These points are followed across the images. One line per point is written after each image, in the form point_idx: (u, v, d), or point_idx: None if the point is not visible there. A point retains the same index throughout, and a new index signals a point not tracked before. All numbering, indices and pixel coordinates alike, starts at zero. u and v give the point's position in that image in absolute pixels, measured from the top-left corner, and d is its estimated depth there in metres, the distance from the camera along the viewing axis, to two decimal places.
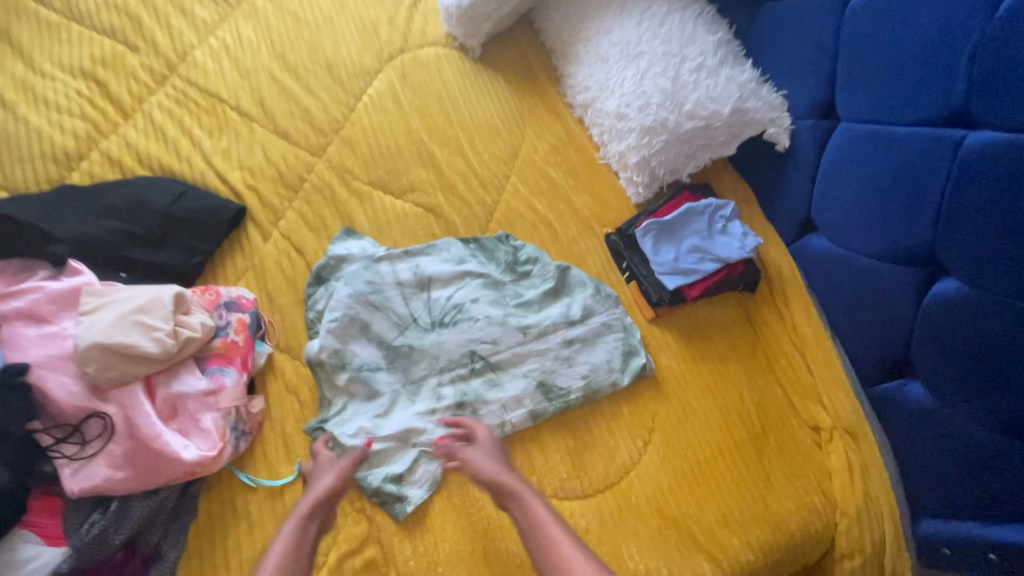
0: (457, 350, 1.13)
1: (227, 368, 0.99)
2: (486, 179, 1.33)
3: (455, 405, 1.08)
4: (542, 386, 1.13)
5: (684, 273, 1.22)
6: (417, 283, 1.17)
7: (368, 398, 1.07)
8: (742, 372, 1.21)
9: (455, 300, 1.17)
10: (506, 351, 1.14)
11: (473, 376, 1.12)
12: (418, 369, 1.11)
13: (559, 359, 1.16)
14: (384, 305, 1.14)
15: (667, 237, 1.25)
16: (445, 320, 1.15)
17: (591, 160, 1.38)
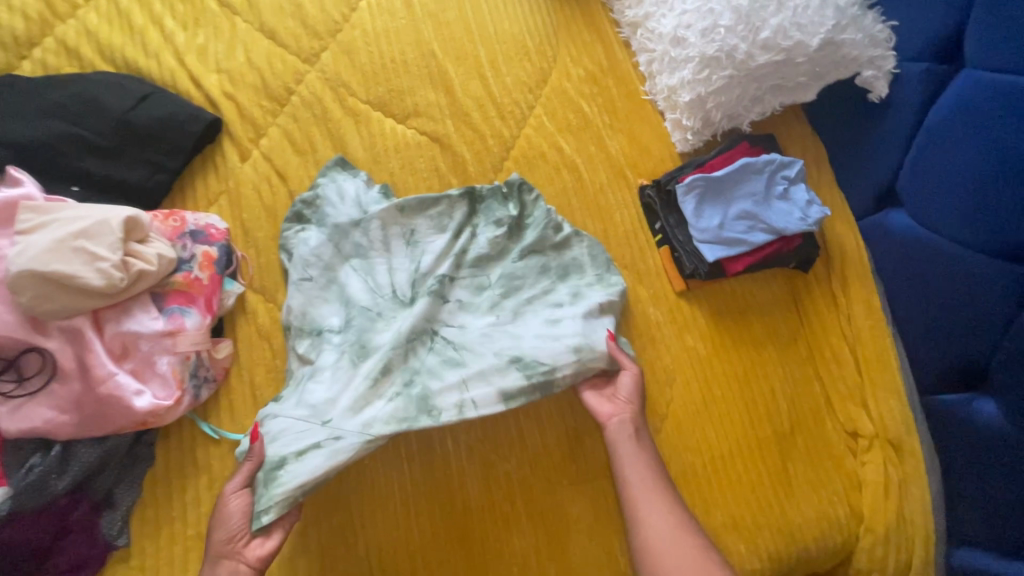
0: (430, 320, 0.92)
1: (189, 308, 0.87)
2: (505, 108, 1.12)
3: (402, 382, 0.86)
4: (519, 361, 0.89)
5: (728, 244, 1.03)
6: (406, 238, 0.99)
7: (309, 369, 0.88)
8: (779, 362, 1.04)
9: (437, 264, 0.97)
10: (479, 330, 0.93)
11: (436, 352, 0.90)
12: (375, 338, 0.90)
13: (544, 336, 0.92)
14: (363, 263, 0.97)
15: (714, 198, 1.05)
16: (422, 291, 0.95)
17: (633, 94, 1.15)
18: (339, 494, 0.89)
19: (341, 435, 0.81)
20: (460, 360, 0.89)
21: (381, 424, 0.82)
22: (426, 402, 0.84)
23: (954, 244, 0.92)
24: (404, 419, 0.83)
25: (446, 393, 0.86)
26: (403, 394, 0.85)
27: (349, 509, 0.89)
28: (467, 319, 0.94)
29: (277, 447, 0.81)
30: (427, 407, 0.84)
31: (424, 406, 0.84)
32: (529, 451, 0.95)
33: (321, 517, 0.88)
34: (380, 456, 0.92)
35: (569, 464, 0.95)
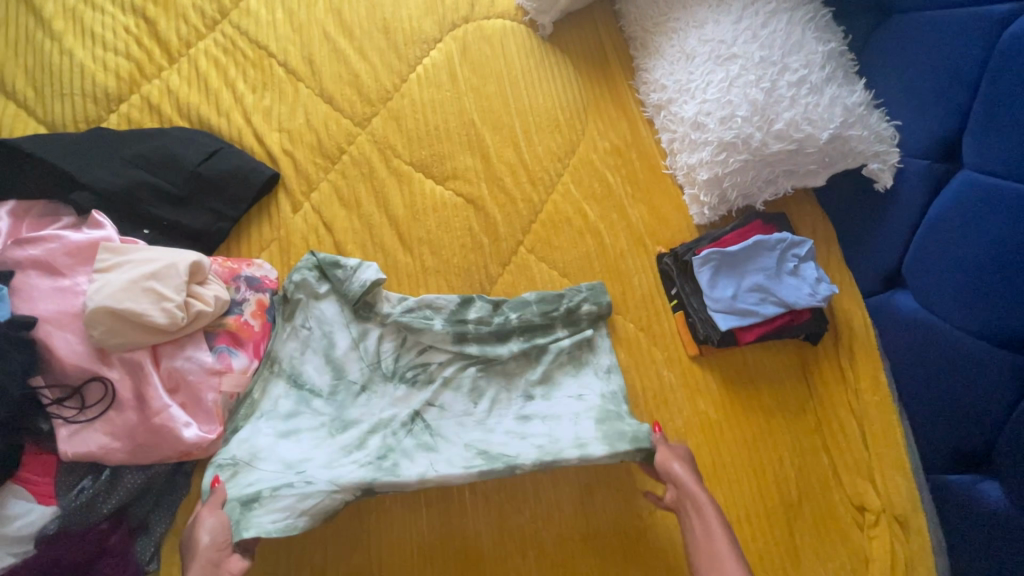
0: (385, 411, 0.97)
1: (238, 350, 0.95)
2: (536, 175, 1.22)
3: (376, 456, 0.91)
4: (485, 454, 0.92)
5: (741, 313, 1.08)
6: (352, 453, 0.92)
7: (295, 406, 0.96)
8: (787, 432, 1.08)
9: (392, 412, 0.98)
10: (453, 418, 0.99)
11: (410, 434, 0.95)
12: (350, 362, 1.00)
13: (512, 432, 0.97)
14: (325, 345, 1.01)
15: (727, 270, 1.11)
16: (379, 427, 0.96)
17: (655, 169, 1.24)
18: (358, 534, 0.93)
19: (359, 291, 1.02)
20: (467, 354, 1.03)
21: (386, 308, 1.03)
22: (433, 305, 1.05)
23: (976, 338, 0.94)
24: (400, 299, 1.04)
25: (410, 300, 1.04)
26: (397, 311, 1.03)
27: (368, 548, 0.92)
28: (412, 461, 0.91)
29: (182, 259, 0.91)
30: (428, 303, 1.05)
31: (392, 471, 0.88)
32: (544, 504, 0.98)
33: (342, 556, 0.92)
34: (400, 499, 0.95)
35: (583, 519, 0.98)
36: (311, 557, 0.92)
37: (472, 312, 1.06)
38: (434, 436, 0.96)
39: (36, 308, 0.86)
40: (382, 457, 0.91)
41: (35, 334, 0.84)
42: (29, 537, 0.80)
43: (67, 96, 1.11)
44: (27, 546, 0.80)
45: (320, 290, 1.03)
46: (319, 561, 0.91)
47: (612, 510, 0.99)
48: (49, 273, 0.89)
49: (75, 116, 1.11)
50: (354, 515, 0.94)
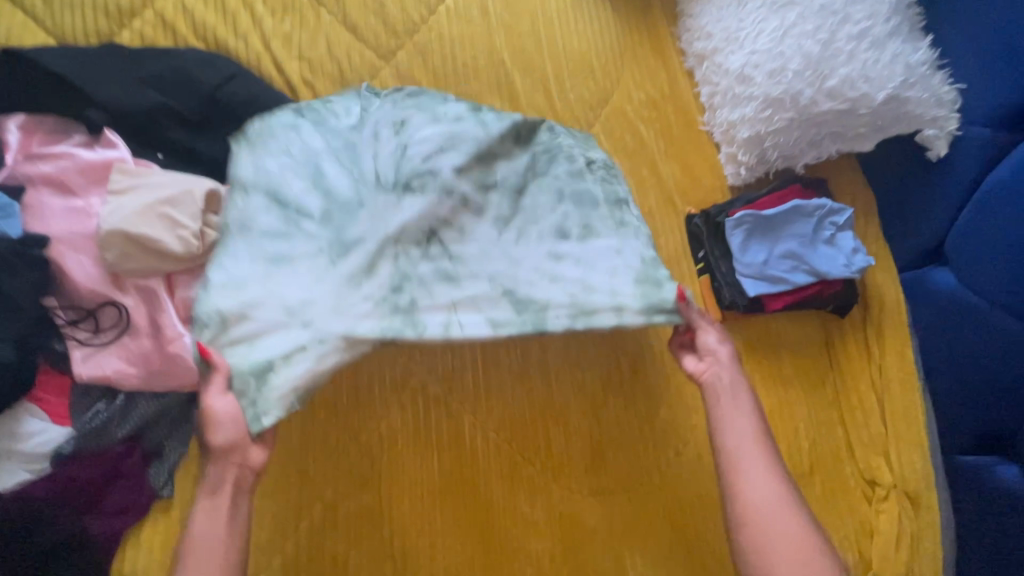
0: (387, 226, 0.86)
1: None
2: (566, 123, 1.16)
3: (390, 288, 0.84)
4: (511, 295, 0.85)
5: (771, 280, 1.04)
6: (360, 284, 0.84)
7: (349, 141, 0.93)
8: (804, 402, 1.07)
9: (414, 231, 0.87)
10: (477, 245, 0.88)
11: (426, 259, 0.86)
12: (382, 167, 0.90)
13: (543, 271, 0.87)
14: (316, 171, 0.90)
15: (761, 234, 1.05)
16: (386, 251, 0.86)
17: (692, 123, 1.18)
18: (369, 473, 0.93)
19: (439, 109, 0.95)
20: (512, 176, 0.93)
21: (435, 136, 0.91)
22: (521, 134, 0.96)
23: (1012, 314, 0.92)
24: (475, 106, 0.97)
25: (501, 125, 0.94)
26: (471, 119, 0.95)
27: (378, 488, 0.93)
28: (433, 295, 0.84)
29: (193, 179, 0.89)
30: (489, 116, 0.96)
31: (410, 318, 0.83)
32: (555, 457, 0.97)
33: (351, 494, 0.92)
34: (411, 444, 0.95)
35: (593, 474, 0.97)
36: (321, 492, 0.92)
37: (540, 145, 0.96)
38: (453, 261, 0.87)
39: (49, 226, 0.84)
40: (395, 290, 0.84)
41: (49, 254, 0.82)
42: (44, 455, 0.81)
43: (76, 8, 1.05)
44: (43, 464, 0.82)
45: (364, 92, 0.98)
46: (328, 497, 0.92)
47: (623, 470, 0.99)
48: (62, 193, 0.87)
49: (84, 30, 1.05)
50: (365, 455, 0.94)
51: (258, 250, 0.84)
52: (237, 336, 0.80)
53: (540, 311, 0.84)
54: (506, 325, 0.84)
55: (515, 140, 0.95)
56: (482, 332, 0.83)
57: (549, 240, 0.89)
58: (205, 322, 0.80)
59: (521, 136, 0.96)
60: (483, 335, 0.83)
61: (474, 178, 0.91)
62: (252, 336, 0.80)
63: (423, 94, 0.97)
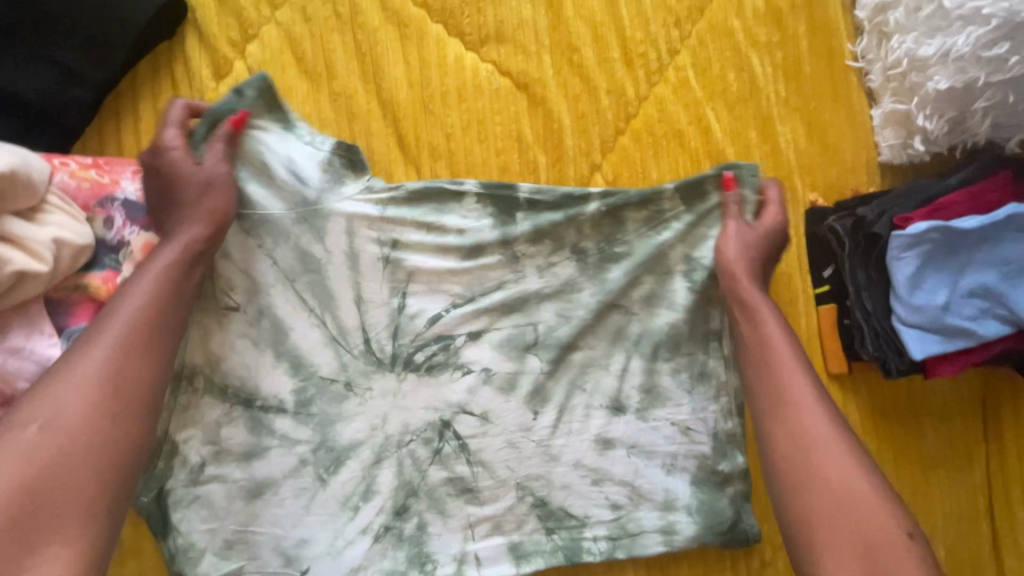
0: (387, 420, 0.66)
1: None
2: (635, 49, 0.73)
3: (394, 508, 0.65)
4: (543, 509, 0.67)
5: (947, 335, 0.65)
6: (357, 509, 0.65)
7: (311, 259, 0.64)
8: (948, 492, 0.76)
9: (427, 416, 0.66)
10: (503, 437, 0.66)
11: (437, 463, 0.66)
12: (373, 324, 0.65)
13: (586, 469, 0.67)
14: (318, 298, 0.64)
15: (943, 259, 0.65)
16: (388, 454, 0.66)
17: (833, 56, 0.75)
18: None
19: (448, 220, 0.66)
20: (608, 233, 0.67)
21: (459, 286, 0.66)
22: (610, 237, 0.67)
23: None
24: (505, 210, 0.66)
25: (542, 255, 0.67)
26: (497, 248, 0.66)
27: None
28: (446, 518, 0.66)
29: None
30: (579, 203, 0.66)
31: (419, 554, 0.66)
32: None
33: None
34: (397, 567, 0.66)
35: None
36: None
37: (623, 250, 0.67)
38: (473, 467, 0.66)
39: None
40: (400, 513, 0.66)
41: None
42: None
43: None
44: None
45: (305, 173, 0.63)
46: None
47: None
48: None
49: None
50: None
51: (232, 483, 0.64)
52: (216, 573, 0.63)
53: (576, 532, 0.67)
54: (532, 555, 0.67)
55: (583, 270, 0.67)
56: (503, 567, 0.66)
57: (623, 366, 0.68)
58: (183, 551, 0.63)
59: (597, 250, 0.67)
60: (508, 574, 0.66)
61: (513, 257, 0.66)
62: (244, 546, 0.64)
63: (424, 193, 0.66)
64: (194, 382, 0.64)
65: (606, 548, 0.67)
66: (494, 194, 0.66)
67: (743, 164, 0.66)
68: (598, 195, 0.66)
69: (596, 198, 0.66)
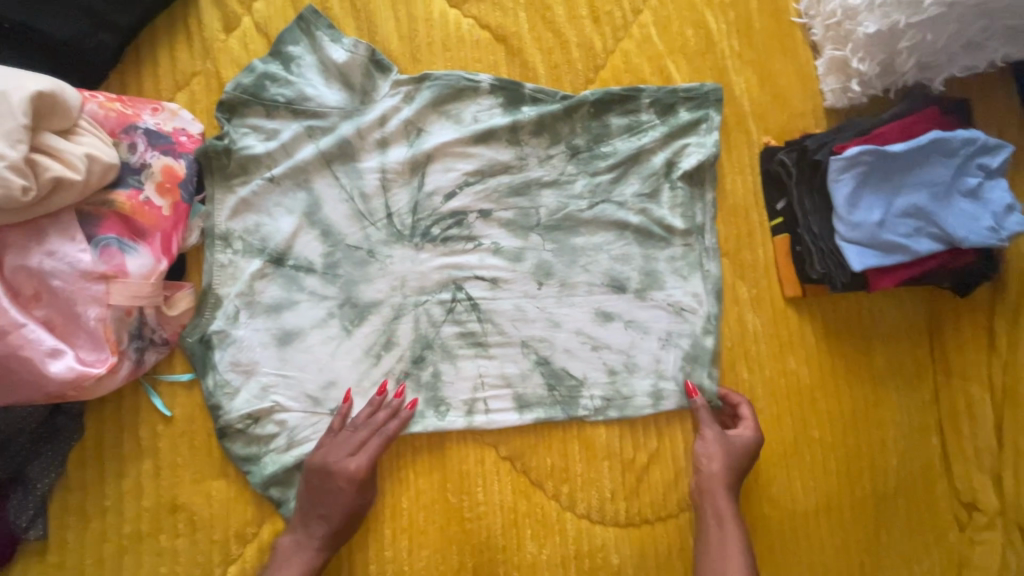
0: (406, 284, 0.72)
1: (136, 245, 0.62)
2: (601, 7, 0.81)
3: (412, 359, 0.72)
4: (545, 366, 0.74)
5: (884, 249, 0.72)
6: (379, 359, 0.71)
7: (342, 139, 0.72)
8: (900, 404, 0.83)
9: (442, 279, 0.73)
10: (511, 300, 0.74)
11: (450, 321, 0.73)
12: (395, 202, 0.73)
13: (585, 335, 0.75)
14: (349, 176, 0.72)
15: (878, 183, 0.73)
16: (406, 311, 0.72)
17: (779, 14, 0.84)
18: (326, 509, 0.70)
19: (465, 115, 0.75)
20: (596, 134, 0.78)
21: (472, 166, 0.75)
22: (599, 136, 0.78)
23: None
24: (511, 103, 0.76)
25: (541, 146, 0.76)
26: (505, 134, 0.75)
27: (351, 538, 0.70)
28: (458, 369, 0.72)
29: (15, 77, 0.55)
30: (572, 107, 0.77)
31: (434, 398, 0.72)
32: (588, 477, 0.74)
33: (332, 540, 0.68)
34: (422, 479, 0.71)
35: (620, 501, 0.74)
36: (255, 531, 0.67)
37: (609, 150, 0.78)
38: (483, 323, 0.73)
39: None
40: (418, 361, 0.72)
41: None
42: None
43: None
44: None
45: (336, 57, 0.72)
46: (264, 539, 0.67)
47: (668, 459, 0.75)
48: None
49: None
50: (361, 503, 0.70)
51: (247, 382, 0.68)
52: (246, 408, 0.67)
53: (574, 391, 0.74)
54: (534, 405, 0.73)
55: (573, 163, 0.77)
56: (510, 415, 0.73)
57: (605, 255, 0.76)
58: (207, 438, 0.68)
59: (587, 148, 0.77)
60: (512, 422, 0.73)
61: (517, 142, 0.76)
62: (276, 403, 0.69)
63: (445, 81, 0.75)
64: (231, 244, 0.69)
65: (601, 406, 0.74)
66: (502, 87, 0.76)
67: (707, 85, 0.80)
68: (590, 101, 0.77)
69: (586, 96, 0.77)
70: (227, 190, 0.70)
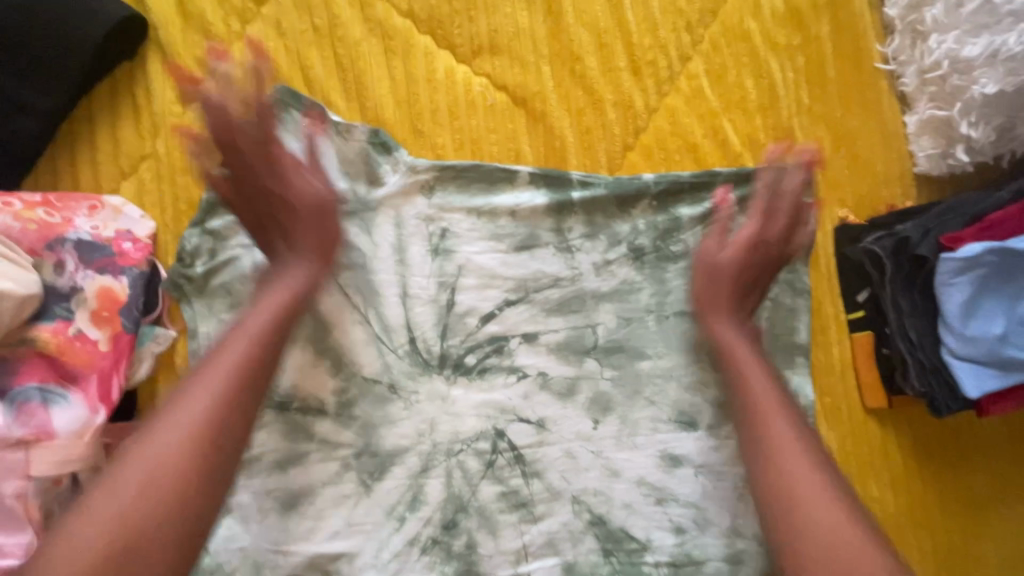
0: (434, 429, 0.60)
1: (65, 394, 0.49)
2: (643, 54, 0.66)
3: (443, 524, 0.59)
4: (601, 528, 0.61)
5: (1008, 367, 0.57)
6: (404, 523, 0.59)
7: (353, 249, 0.61)
8: (1006, 531, 0.68)
9: (479, 425, 0.61)
10: (561, 448, 0.62)
11: (489, 477, 0.60)
12: (418, 323, 0.61)
13: (648, 488, 0.63)
14: (366, 295, 0.61)
15: (1001, 285, 0.57)
16: (436, 462, 0.60)
17: (860, 58, 0.69)
18: None
19: (500, 213, 0.62)
20: (664, 228, 0.65)
21: (510, 283, 0.62)
22: (668, 231, 0.65)
23: None
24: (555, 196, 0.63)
25: (597, 250, 0.64)
26: (550, 240, 0.63)
27: None
28: (498, 539, 0.59)
29: None
30: (632, 199, 0.64)
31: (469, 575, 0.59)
32: None
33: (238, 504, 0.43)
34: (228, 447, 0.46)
35: None
36: None
37: (680, 249, 0.65)
38: (528, 479, 0.61)
39: None
40: (449, 528, 0.59)
41: None
42: None
43: None
44: None
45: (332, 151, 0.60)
46: None
47: None
48: None
49: None
50: None
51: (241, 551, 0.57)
52: None
53: (636, 556, 0.62)
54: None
55: (639, 270, 0.64)
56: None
57: (676, 386, 0.64)
58: None
59: (653, 248, 0.64)
60: None
61: (565, 246, 0.63)
62: None
63: (476, 173, 0.62)
64: None
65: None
66: (544, 176, 0.63)
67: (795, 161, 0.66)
68: (653, 191, 0.64)
69: (648, 184, 0.64)
70: None
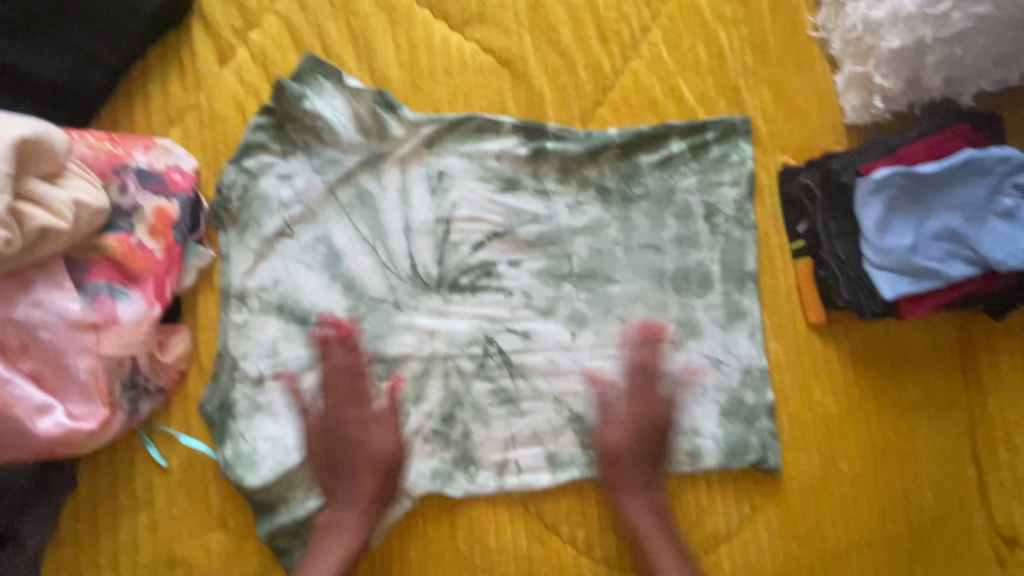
0: (434, 338, 0.70)
1: (127, 291, 0.60)
2: (609, 25, 0.78)
3: (442, 417, 0.69)
4: (578, 423, 0.71)
5: (915, 273, 0.68)
6: (408, 416, 0.69)
7: (361, 190, 0.70)
8: (934, 430, 0.78)
9: (472, 332, 0.70)
10: (545, 355, 0.71)
11: (481, 377, 0.70)
12: (418, 252, 0.70)
13: None
14: (372, 228, 0.70)
15: (908, 206, 0.69)
16: (436, 365, 0.69)
17: (795, 27, 0.80)
18: None
19: (488, 159, 0.73)
20: (627, 173, 0.76)
21: (497, 218, 0.72)
22: (630, 176, 0.76)
23: None
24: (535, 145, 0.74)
25: (569, 194, 0.74)
26: (530, 183, 0.74)
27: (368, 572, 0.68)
28: (489, 429, 0.69)
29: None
30: (599, 150, 0.75)
31: (465, 461, 0.69)
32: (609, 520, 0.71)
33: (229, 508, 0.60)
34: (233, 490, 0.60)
35: None
36: None
37: (641, 190, 0.76)
38: (515, 379, 0.70)
39: None
40: (447, 420, 0.69)
41: None
42: None
43: None
44: None
45: (342, 107, 0.70)
46: None
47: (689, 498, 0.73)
48: None
49: None
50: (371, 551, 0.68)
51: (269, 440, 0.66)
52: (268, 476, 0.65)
53: None
54: (568, 465, 0.70)
55: (607, 207, 0.75)
56: (542, 475, 0.70)
57: (643, 305, 0.74)
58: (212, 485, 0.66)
59: (617, 189, 0.75)
60: (546, 482, 0.70)
61: (542, 190, 0.74)
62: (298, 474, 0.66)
63: (468, 125, 0.73)
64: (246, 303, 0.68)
65: None
66: (525, 126, 0.73)
67: (738, 119, 0.78)
68: (616, 143, 0.75)
69: (613, 138, 0.75)
70: (243, 248, 0.68)
